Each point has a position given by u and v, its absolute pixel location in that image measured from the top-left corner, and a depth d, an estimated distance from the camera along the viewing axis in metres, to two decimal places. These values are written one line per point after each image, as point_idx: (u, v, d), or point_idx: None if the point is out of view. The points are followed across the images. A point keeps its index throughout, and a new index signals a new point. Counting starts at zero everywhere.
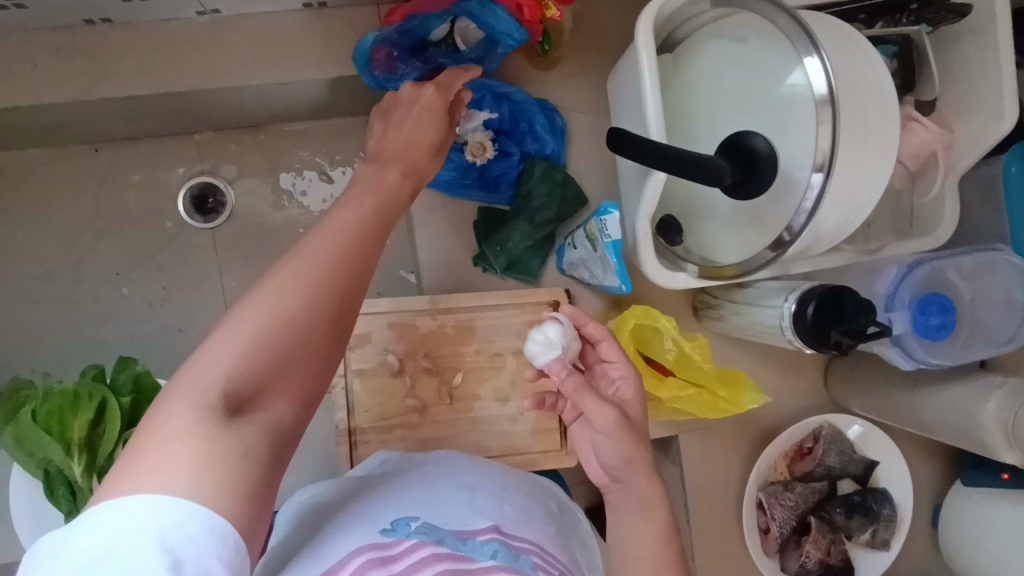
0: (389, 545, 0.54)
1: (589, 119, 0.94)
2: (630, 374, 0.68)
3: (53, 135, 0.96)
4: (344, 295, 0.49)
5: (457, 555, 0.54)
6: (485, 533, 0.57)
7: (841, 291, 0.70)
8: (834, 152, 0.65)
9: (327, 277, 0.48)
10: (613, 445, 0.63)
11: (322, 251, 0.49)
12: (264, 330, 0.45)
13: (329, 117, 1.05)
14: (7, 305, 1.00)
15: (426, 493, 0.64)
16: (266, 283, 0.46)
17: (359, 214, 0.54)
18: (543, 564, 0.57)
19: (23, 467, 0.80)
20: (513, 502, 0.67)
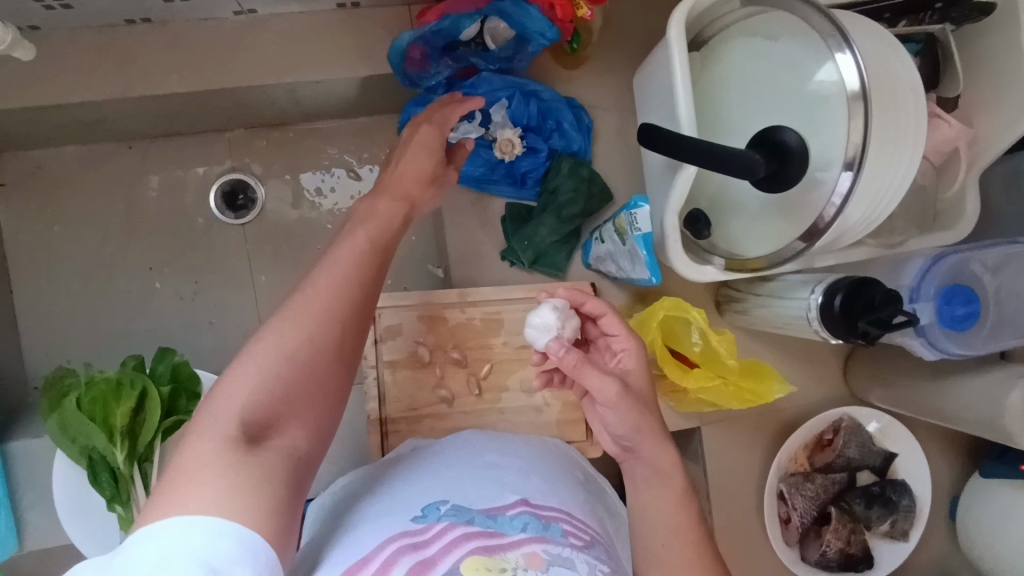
0: (421, 530, 0.56)
1: (614, 117, 0.96)
2: (631, 346, 0.68)
3: (89, 132, 0.98)
4: (345, 328, 0.55)
5: (489, 531, 0.56)
6: (515, 507, 0.60)
7: (868, 283, 0.72)
8: (866, 143, 0.67)
9: (329, 314, 0.54)
10: (624, 415, 0.62)
11: (323, 290, 0.55)
12: (274, 363, 0.51)
13: (357, 116, 1.07)
14: (44, 298, 1.03)
15: (452, 472, 0.66)
16: (275, 325, 0.52)
17: (355, 247, 0.59)
18: (573, 530, 0.60)
19: (66, 454, 0.82)
20: (539, 474, 0.69)
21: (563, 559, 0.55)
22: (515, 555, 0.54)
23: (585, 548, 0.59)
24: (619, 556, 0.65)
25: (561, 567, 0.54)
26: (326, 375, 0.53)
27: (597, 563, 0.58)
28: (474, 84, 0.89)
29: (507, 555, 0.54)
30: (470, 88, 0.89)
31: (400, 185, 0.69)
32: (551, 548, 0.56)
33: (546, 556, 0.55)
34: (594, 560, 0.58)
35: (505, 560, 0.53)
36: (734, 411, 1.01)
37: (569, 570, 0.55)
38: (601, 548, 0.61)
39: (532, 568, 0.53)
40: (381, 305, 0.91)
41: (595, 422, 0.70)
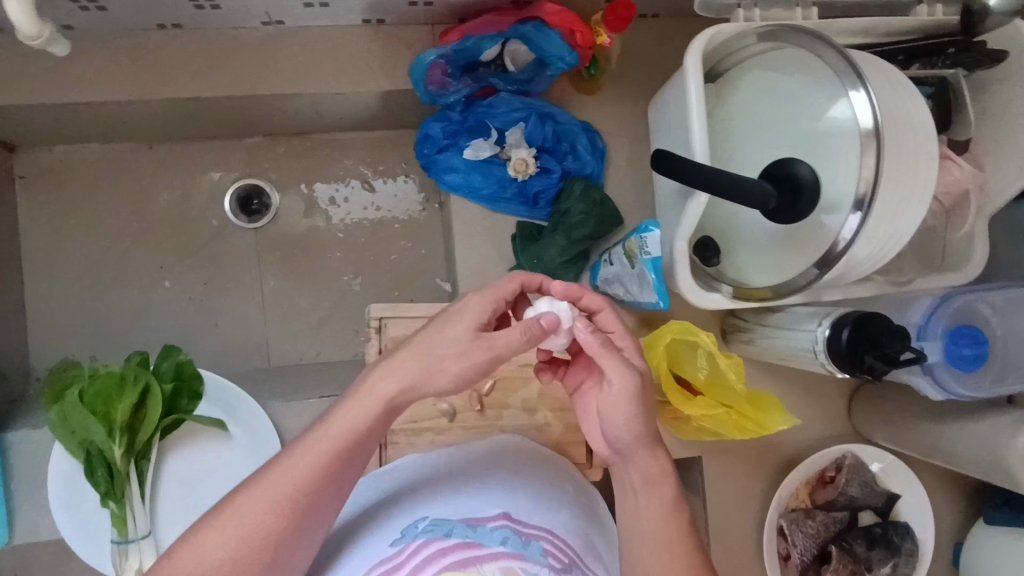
0: (399, 551, 0.57)
1: (628, 143, 0.97)
2: (632, 344, 0.66)
3: (113, 130, 1.00)
4: (298, 512, 0.57)
5: (467, 542, 0.56)
6: (495, 520, 0.60)
7: (875, 318, 0.72)
8: (879, 175, 0.67)
9: (285, 508, 0.57)
10: (630, 410, 0.62)
11: (283, 481, 0.57)
12: (227, 538, 0.55)
13: (374, 130, 1.09)
14: (54, 291, 1.04)
15: (438, 491, 0.67)
16: (233, 510, 0.56)
17: (325, 447, 0.58)
18: (554, 550, 0.59)
19: (63, 447, 0.82)
20: (526, 489, 0.69)
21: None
22: (491, 569, 0.54)
23: (563, 571, 0.57)
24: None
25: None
26: (280, 546, 0.57)
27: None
28: (491, 104, 0.91)
29: (482, 568, 0.53)
30: (487, 107, 0.91)
31: (416, 359, 0.61)
32: (529, 565, 0.55)
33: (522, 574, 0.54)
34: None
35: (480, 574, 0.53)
36: (735, 443, 1.00)
37: None
38: (582, 572, 0.59)
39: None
40: (387, 317, 0.92)
41: (587, 425, 0.69)
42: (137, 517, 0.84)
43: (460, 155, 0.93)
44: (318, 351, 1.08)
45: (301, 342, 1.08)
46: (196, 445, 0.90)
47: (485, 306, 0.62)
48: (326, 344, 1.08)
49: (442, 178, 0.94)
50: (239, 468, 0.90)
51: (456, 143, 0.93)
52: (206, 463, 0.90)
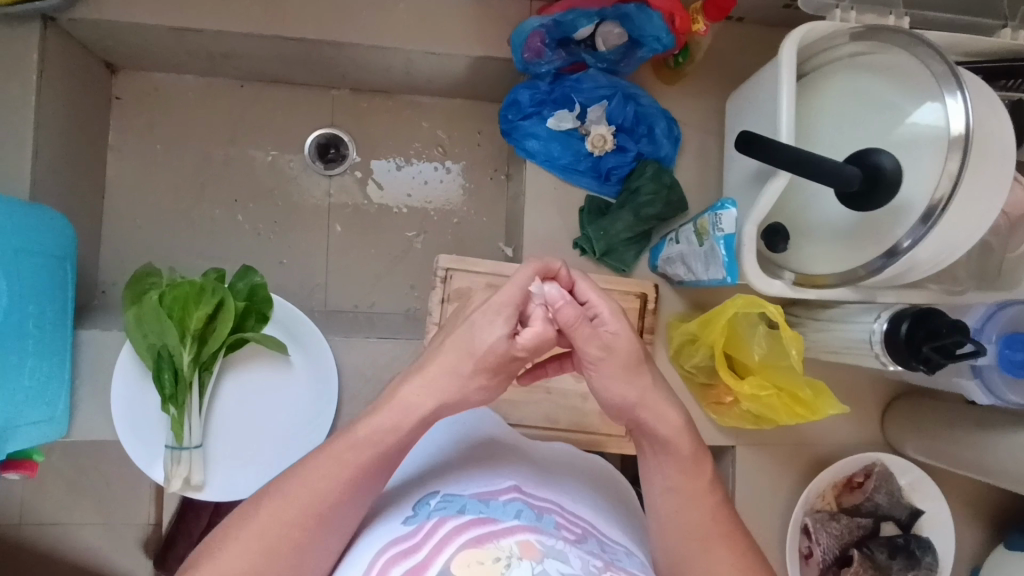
0: (413, 532, 0.56)
1: (699, 134, 1.01)
2: (605, 311, 0.61)
3: (213, 64, 1.06)
4: (311, 509, 0.58)
5: (482, 518, 0.56)
6: (507, 493, 0.61)
7: (933, 313, 0.74)
8: (962, 172, 0.68)
9: (301, 509, 0.58)
10: (617, 374, 0.61)
11: (295, 487, 0.59)
12: (256, 542, 0.57)
13: (455, 97, 1.15)
14: (134, 209, 1.09)
15: (447, 468, 0.67)
16: (252, 520, 0.58)
17: (329, 457, 0.60)
18: (566, 523, 0.59)
19: (133, 346, 0.84)
20: (529, 471, 0.69)
21: (557, 551, 0.53)
22: (508, 543, 0.53)
23: (579, 542, 0.57)
24: (619, 542, 0.64)
25: (556, 559, 0.52)
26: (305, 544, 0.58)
27: (592, 558, 0.55)
28: (579, 80, 0.96)
29: (500, 543, 0.53)
30: (575, 82, 0.97)
31: (450, 368, 0.59)
32: (544, 538, 0.55)
33: (540, 546, 0.53)
34: (587, 553, 0.56)
35: (499, 549, 0.52)
36: (767, 437, 1.03)
37: (563, 561, 0.53)
38: (596, 541, 0.59)
39: (527, 557, 0.52)
40: (454, 268, 0.94)
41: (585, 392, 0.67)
42: (193, 426, 0.86)
43: (542, 124, 0.99)
44: (374, 302, 1.14)
45: (360, 288, 1.14)
46: (257, 366, 0.93)
47: (508, 306, 0.59)
48: (382, 295, 1.14)
49: (522, 144, 1.00)
50: (295, 395, 0.92)
51: (540, 112, 0.99)
52: (263, 386, 0.92)
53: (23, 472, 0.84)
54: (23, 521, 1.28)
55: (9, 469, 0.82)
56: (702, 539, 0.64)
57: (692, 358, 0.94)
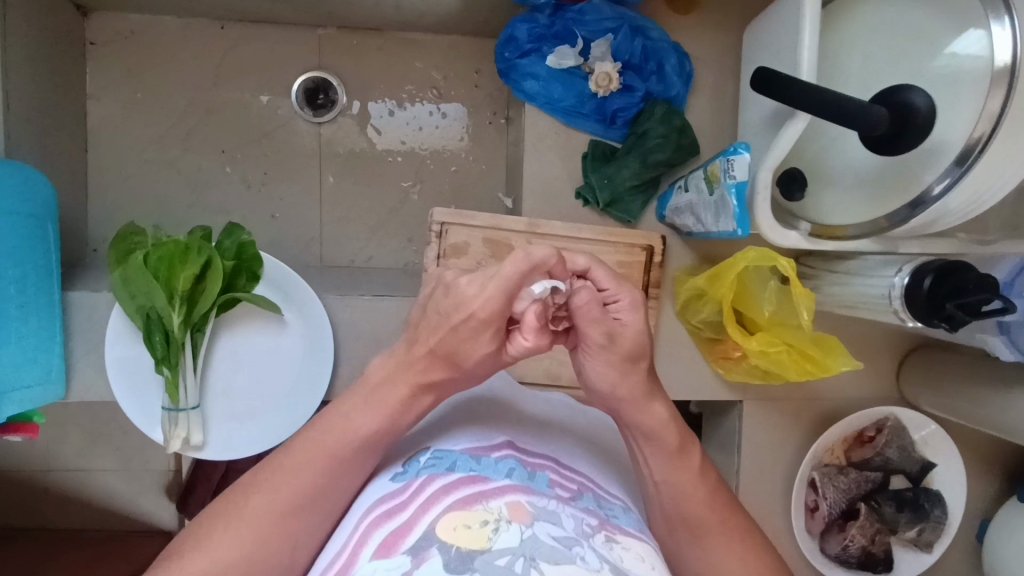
0: (399, 494, 0.53)
1: (714, 71, 0.93)
2: (625, 300, 0.58)
3: (190, 4, 0.99)
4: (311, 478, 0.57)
5: (471, 476, 0.54)
6: (500, 450, 0.59)
7: (957, 267, 0.69)
8: (1004, 112, 0.61)
9: (301, 478, 0.57)
10: (619, 366, 0.59)
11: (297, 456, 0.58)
12: (254, 510, 0.56)
13: (450, 34, 1.07)
14: (120, 161, 1.05)
15: (437, 422, 0.64)
16: (254, 486, 0.57)
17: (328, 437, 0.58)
18: (560, 480, 0.57)
19: (122, 309, 0.82)
20: (528, 424, 0.66)
21: (548, 513, 0.50)
22: (497, 505, 0.50)
23: (572, 501, 0.54)
24: (615, 497, 0.61)
25: (546, 522, 0.49)
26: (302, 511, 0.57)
27: (586, 518, 0.53)
28: (582, 11, 0.89)
29: (489, 505, 0.50)
30: (577, 13, 0.89)
31: None
32: (535, 500, 0.52)
33: (531, 508, 0.50)
34: (581, 512, 0.53)
35: (487, 511, 0.49)
36: (777, 391, 1.00)
37: (555, 523, 0.50)
38: (592, 496, 0.57)
39: (516, 521, 0.49)
40: (449, 222, 0.89)
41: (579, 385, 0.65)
42: (189, 388, 0.85)
43: (542, 62, 0.91)
44: (371, 257, 1.11)
45: (356, 242, 1.10)
46: (251, 326, 0.91)
47: (489, 310, 0.55)
48: (379, 249, 1.11)
49: (520, 85, 0.93)
50: (291, 357, 0.91)
51: (539, 49, 0.92)
52: (257, 346, 0.91)
53: (25, 435, 0.84)
54: (44, 471, 1.31)
55: (10, 431, 0.82)
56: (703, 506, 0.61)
57: (699, 313, 0.90)
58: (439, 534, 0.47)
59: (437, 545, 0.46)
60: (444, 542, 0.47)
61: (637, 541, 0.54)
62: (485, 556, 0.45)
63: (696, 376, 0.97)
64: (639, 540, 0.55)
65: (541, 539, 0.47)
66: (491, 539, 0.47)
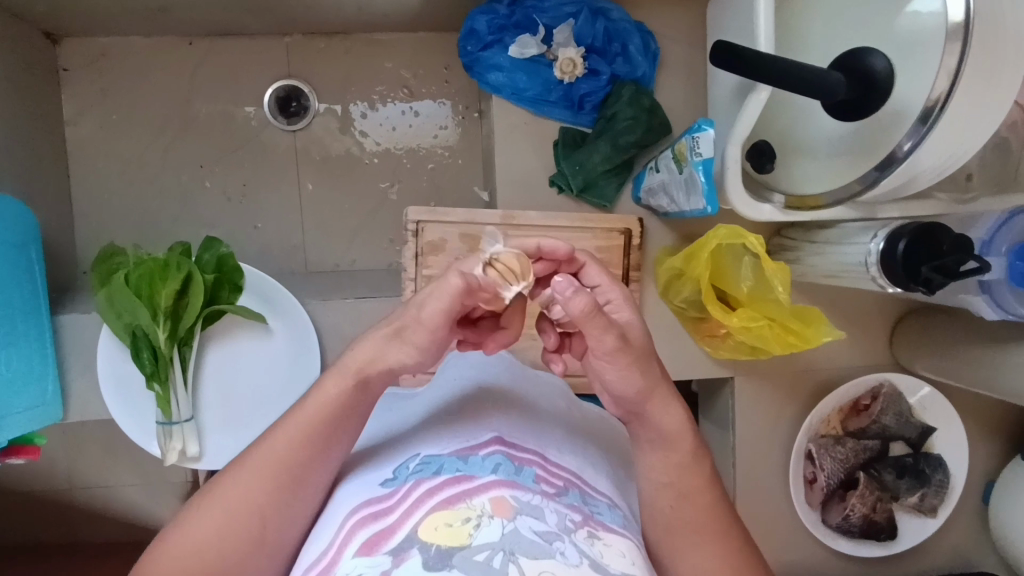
0: (386, 497, 0.53)
1: (682, 47, 0.92)
2: (617, 297, 0.59)
3: (156, 23, 0.99)
4: (291, 469, 0.58)
5: (457, 477, 0.52)
6: (487, 446, 0.56)
7: (936, 228, 0.68)
8: (962, 68, 0.59)
9: (280, 472, 0.58)
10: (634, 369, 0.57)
11: (279, 450, 0.58)
12: (234, 502, 0.57)
13: (417, 31, 1.07)
14: (101, 183, 1.07)
15: (429, 422, 0.63)
16: (238, 475, 0.58)
17: (305, 429, 0.58)
18: (547, 476, 0.55)
19: (109, 328, 0.84)
20: (520, 412, 0.64)
21: (532, 507, 0.50)
22: (481, 501, 0.50)
23: (558, 497, 0.53)
24: (602, 492, 0.59)
25: (529, 516, 0.49)
26: (281, 503, 0.57)
27: (569, 513, 0.52)
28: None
29: (472, 502, 0.50)
30: (536, 1, 0.89)
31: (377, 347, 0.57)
32: (519, 495, 0.51)
33: (514, 502, 0.50)
34: (565, 508, 0.52)
35: (470, 508, 0.49)
36: (769, 366, 0.99)
37: (538, 520, 0.49)
38: (577, 493, 0.55)
39: (498, 516, 0.48)
40: (425, 220, 0.89)
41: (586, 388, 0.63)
42: (180, 401, 0.87)
43: (504, 52, 0.91)
44: (355, 260, 1.11)
45: (339, 246, 1.11)
46: (239, 335, 0.92)
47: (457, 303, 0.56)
48: (362, 251, 1.12)
49: (485, 78, 0.92)
50: (280, 363, 0.92)
51: (501, 40, 0.91)
52: (246, 355, 0.92)
53: (27, 456, 0.86)
54: (57, 490, 1.34)
55: (12, 454, 0.85)
56: (684, 487, 0.62)
57: (680, 293, 0.90)
58: (421, 536, 0.47)
59: (419, 545, 0.47)
60: (426, 542, 0.47)
61: (619, 538, 0.53)
62: (463, 552, 0.45)
63: (684, 355, 0.97)
64: (622, 537, 0.54)
65: (521, 533, 0.47)
66: (471, 535, 0.47)
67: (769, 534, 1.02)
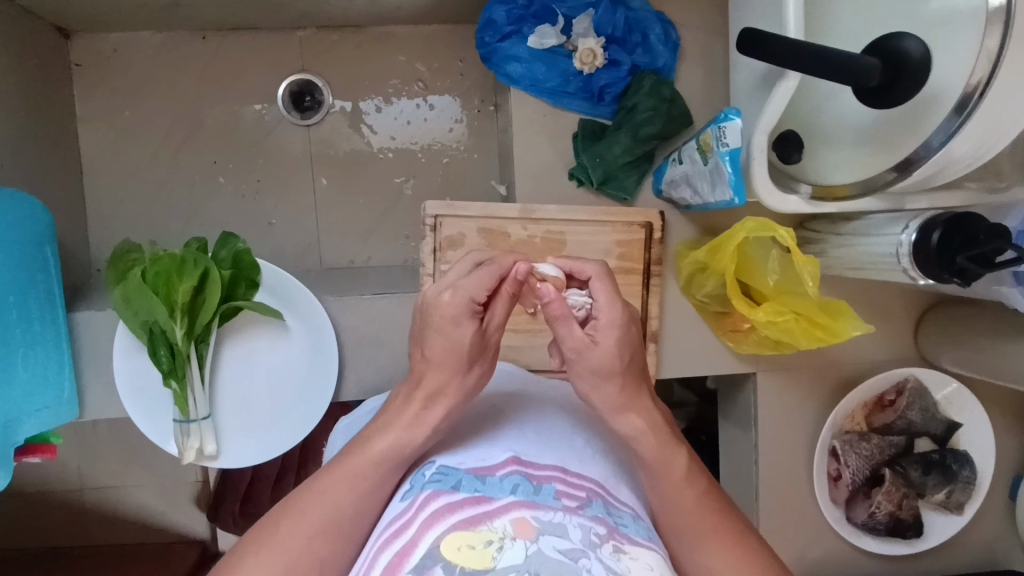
0: (403, 516, 0.50)
1: (703, 36, 0.91)
2: (602, 317, 0.59)
3: (168, 18, 0.98)
4: (346, 511, 0.55)
5: (475, 496, 0.49)
6: (504, 466, 0.53)
7: (970, 218, 0.66)
8: (1004, 51, 0.57)
9: (336, 514, 0.55)
10: (589, 379, 0.59)
11: (331, 491, 0.55)
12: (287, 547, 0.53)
13: (431, 23, 1.06)
14: (114, 180, 1.06)
15: (450, 434, 0.60)
16: (289, 519, 0.55)
17: (359, 469, 0.56)
18: (568, 490, 0.51)
19: (126, 326, 0.83)
20: (535, 424, 0.61)
21: (555, 526, 0.47)
22: (502, 522, 0.47)
23: (581, 510, 0.50)
24: (625, 503, 0.56)
25: (552, 536, 0.46)
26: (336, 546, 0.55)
27: (594, 526, 0.48)
28: None
29: (493, 524, 0.46)
30: None
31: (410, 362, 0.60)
32: (541, 515, 0.48)
33: (536, 523, 0.47)
34: (589, 521, 0.49)
35: (492, 530, 0.46)
36: (792, 360, 0.98)
37: (561, 539, 0.46)
38: (601, 503, 0.52)
39: (521, 537, 0.45)
40: (443, 215, 0.87)
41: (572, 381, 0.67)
42: (197, 399, 0.85)
43: (523, 43, 0.89)
44: (370, 256, 1.10)
45: (355, 243, 1.10)
46: (254, 335, 0.91)
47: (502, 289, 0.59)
48: (378, 247, 1.10)
49: (503, 69, 0.91)
50: (299, 361, 0.91)
51: (519, 30, 0.90)
52: (264, 355, 0.91)
53: (44, 456, 0.86)
54: (71, 492, 1.33)
55: (29, 453, 0.84)
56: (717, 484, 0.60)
57: (704, 287, 0.88)
58: (444, 554, 0.45)
59: (442, 564, 0.44)
60: (449, 562, 0.44)
61: (647, 550, 0.49)
62: None
63: (705, 351, 0.96)
64: (649, 550, 0.50)
65: (546, 554, 0.44)
66: (495, 558, 0.44)
67: (793, 532, 1.00)
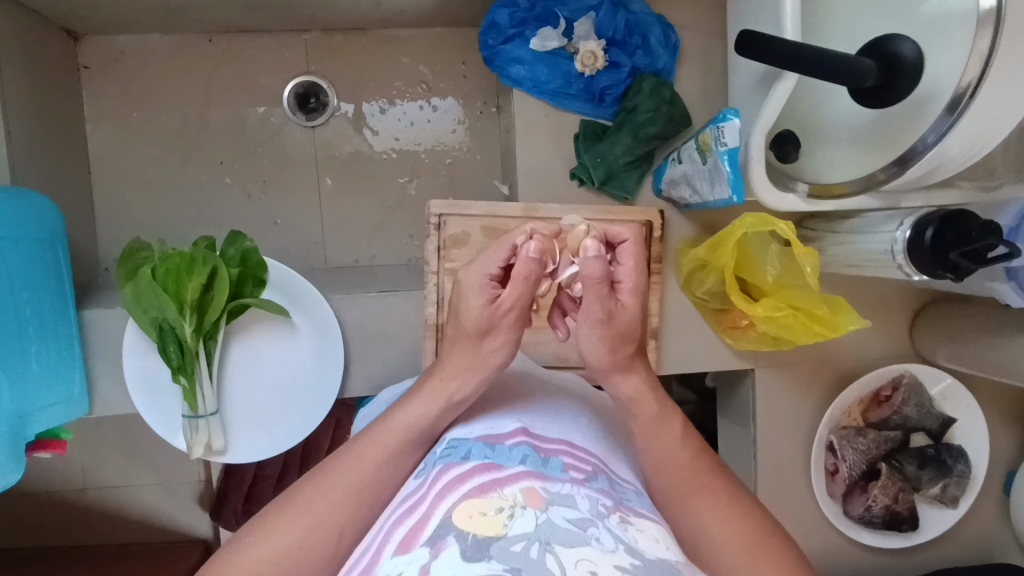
0: (415, 491, 0.52)
1: (701, 38, 0.92)
2: (626, 283, 0.60)
3: (175, 20, 1.00)
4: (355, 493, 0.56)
5: (486, 464, 0.51)
6: (513, 437, 0.55)
7: (962, 214, 0.68)
8: (994, 51, 0.58)
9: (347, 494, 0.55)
10: (608, 342, 0.60)
11: (343, 474, 0.56)
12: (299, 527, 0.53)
13: (435, 25, 1.08)
14: (121, 181, 1.08)
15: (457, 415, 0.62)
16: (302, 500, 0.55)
17: (370, 454, 0.57)
18: (573, 464, 0.54)
19: (136, 323, 0.84)
20: (543, 406, 0.63)
21: (563, 497, 0.48)
22: (512, 491, 0.48)
23: (587, 483, 0.52)
24: (627, 479, 0.58)
25: (561, 506, 0.47)
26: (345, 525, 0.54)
27: (601, 498, 0.50)
28: None
29: (504, 492, 0.48)
30: None
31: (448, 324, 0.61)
32: (549, 486, 0.49)
33: (545, 493, 0.48)
34: (596, 493, 0.50)
35: (502, 498, 0.47)
36: (790, 357, 1.00)
37: (570, 508, 0.47)
38: (605, 478, 0.54)
39: (531, 506, 0.46)
40: (447, 213, 0.89)
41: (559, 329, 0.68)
42: (206, 394, 0.87)
43: (525, 45, 0.91)
44: (375, 255, 1.12)
45: (360, 242, 1.12)
46: (259, 332, 0.92)
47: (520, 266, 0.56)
48: (382, 246, 1.12)
49: (506, 71, 0.92)
50: (304, 357, 0.93)
51: (522, 33, 0.91)
52: (271, 352, 0.93)
53: (54, 451, 0.87)
54: (75, 490, 1.34)
55: (39, 448, 0.85)
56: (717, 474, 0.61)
57: (703, 284, 0.90)
58: (457, 523, 0.45)
59: (455, 533, 0.44)
60: (462, 531, 0.44)
61: (650, 522, 0.51)
62: (501, 543, 0.43)
63: (705, 347, 0.97)
64: (653, 521, 0.52)
65: (556, 523, 0.45)
66: (507, 526, 0.44)
67: (791, 526, 1.02)
